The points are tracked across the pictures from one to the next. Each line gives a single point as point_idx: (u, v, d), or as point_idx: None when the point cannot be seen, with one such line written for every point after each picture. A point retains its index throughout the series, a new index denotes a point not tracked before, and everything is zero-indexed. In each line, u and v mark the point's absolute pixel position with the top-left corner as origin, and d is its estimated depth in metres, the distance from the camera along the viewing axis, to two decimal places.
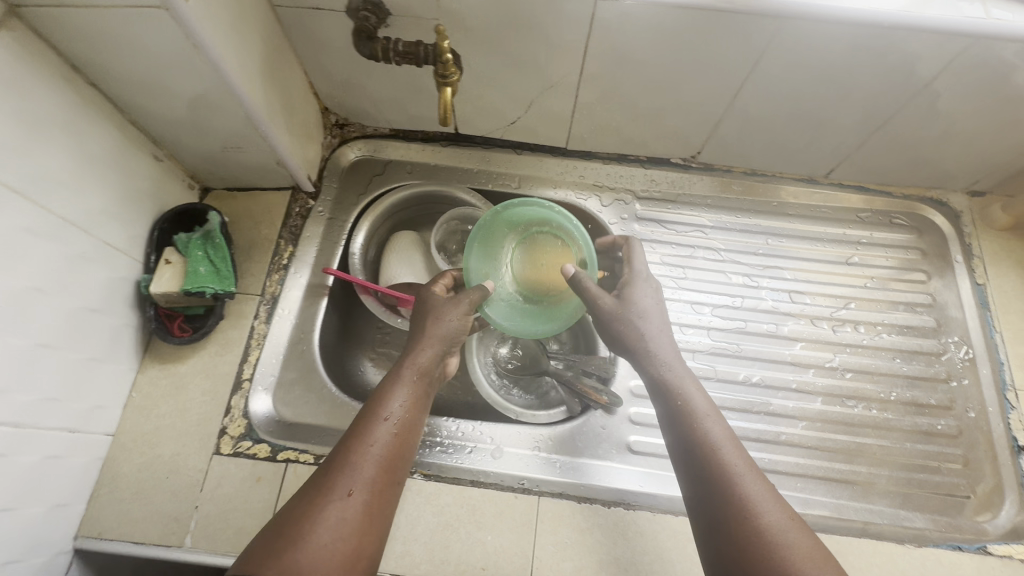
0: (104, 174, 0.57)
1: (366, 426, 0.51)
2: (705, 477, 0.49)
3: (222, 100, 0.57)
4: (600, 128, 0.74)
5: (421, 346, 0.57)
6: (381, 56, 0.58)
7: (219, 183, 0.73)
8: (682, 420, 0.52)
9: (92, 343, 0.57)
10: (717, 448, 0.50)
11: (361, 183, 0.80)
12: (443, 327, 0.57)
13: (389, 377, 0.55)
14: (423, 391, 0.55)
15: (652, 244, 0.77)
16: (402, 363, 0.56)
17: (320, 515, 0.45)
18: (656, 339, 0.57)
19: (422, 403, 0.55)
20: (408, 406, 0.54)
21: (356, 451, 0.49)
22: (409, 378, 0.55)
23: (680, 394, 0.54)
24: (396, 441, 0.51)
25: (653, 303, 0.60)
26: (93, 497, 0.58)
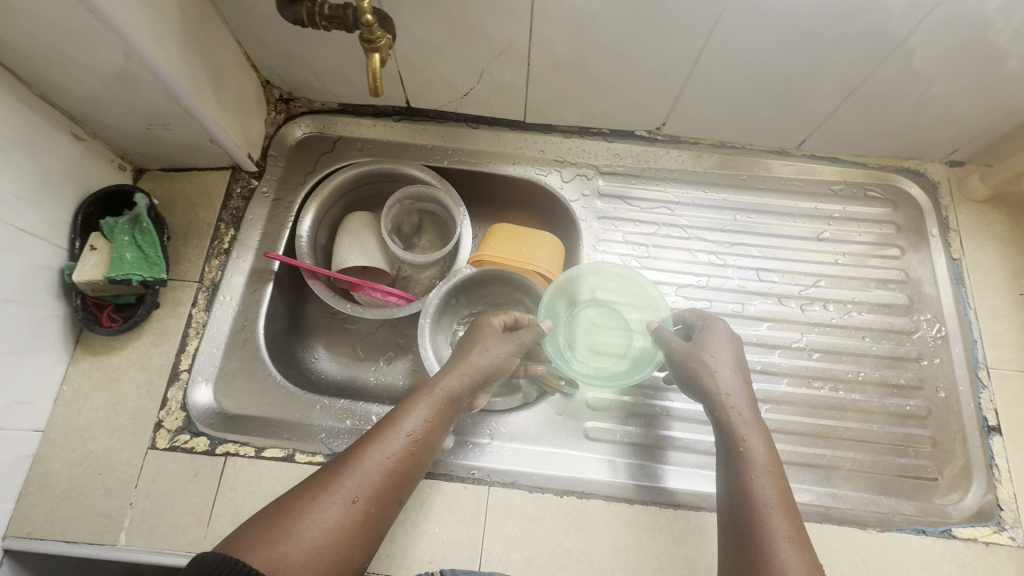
0: (11, 155, 0.53)
1: (389, 433, 0.48)
2: (743, 526, 0.46)
3: (135, 71, 0.53)
4: (557, 99, 0.70)
5: (464, 368, 0.54)
6: (307, 21, 0.53)
7: (154, 163, 0.69)
8: (737, 468, 0.49)
9: (10, 335, 0.54)
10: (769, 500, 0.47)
11: (309, 161, 0.76)
12: (490, 355, 0.55)
13: (424, 388, 0.52)
14: (450, 418, 0.52)
15: (615, 222, 0.73)
16: (439, 376, 0.53)
17: (319, 516, 0.42)
18: (727, 383, 0.53)
19: (445, 427, 0.52)
20: (434, 429, 0.50)
21: (375, 459, 0.46)
22: (442, 397, 0.51)
23: (741, 443, 0.50)
24: (411, 461, 0.48)
25: (730, 347, 0.56)
26: (21, 496, 0.56)
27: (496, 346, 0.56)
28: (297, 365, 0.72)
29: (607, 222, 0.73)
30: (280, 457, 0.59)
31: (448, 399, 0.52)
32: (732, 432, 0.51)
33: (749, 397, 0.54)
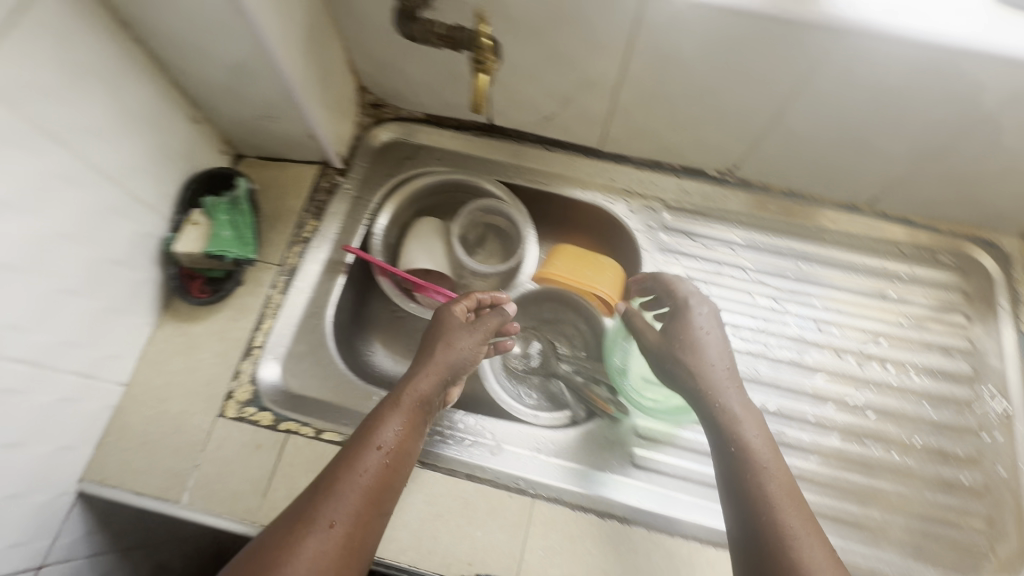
0: (140, 130, 0.58)
1: (359, 451, 0.50)
2: (744, 512, 0.48)
3: (261, 67, 0.58)
4: (636, 132, 0.72)
5: (426, 371, 0.57)
6: (421, 37, 0.57)
7: (252, 151, 0.74)
8: (732, 456, 0.51)
9: (114, 293, 0.59)
10: (769, 489, 0.48)
11: (390, 165, 0.80)
12: (456, 354, 0.58)
13: (389, 401, 0.54)
14: (423, 418, 0.55)
15: (678, 256, 0.74)
16: (404, 388, 0.56)
17: (299, 548, 0.44)
18: (710, 370, 0.55)
19: (419, 433, 0.55)
20: (407, 435, 0.53)
21: (351, 478, 0.48)
22: (410, 405, 0.54)
23: (732, 431, 0.52)
24: (389, 471, 0.50)
25: (711, 328, 0.57)
26: (100, 444, 0.60)
27: (458, 342, 0.59)
28: (355, 355, 0.75)
29: (670, 256, 0.74)
30: (337, 441, 0.61)
31: (413, 405, 0.55)
32: (723, 425, 0.52)
33: (732, 382, 0.55)
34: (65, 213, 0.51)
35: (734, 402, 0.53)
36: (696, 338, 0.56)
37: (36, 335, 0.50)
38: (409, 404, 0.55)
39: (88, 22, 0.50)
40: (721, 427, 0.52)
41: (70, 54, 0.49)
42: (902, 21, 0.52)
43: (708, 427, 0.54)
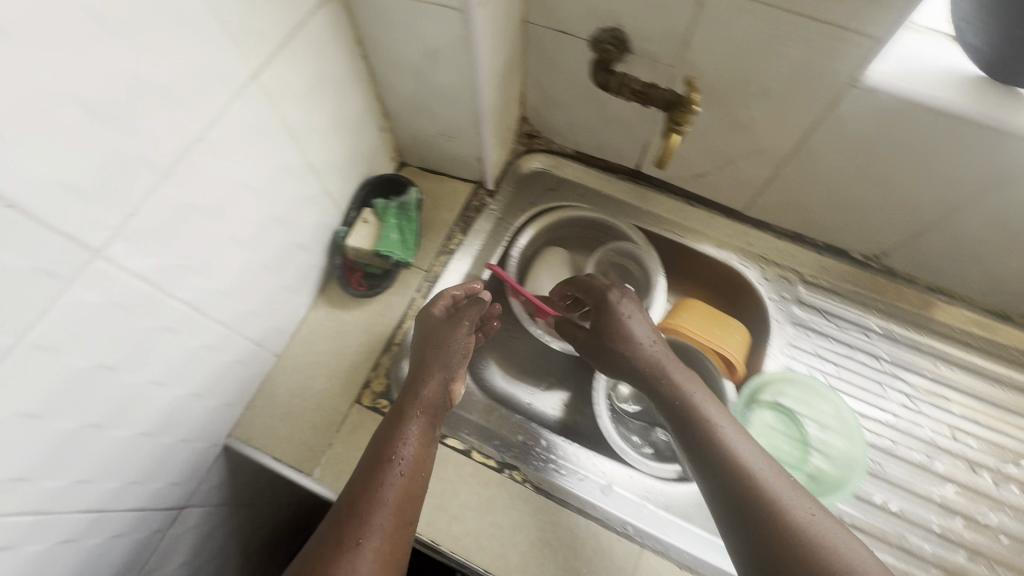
0: (345, 133, 0.64)
1: (379, 467, 0.56)
2: (722, 483, 0.54)
3: (462, 95, 0.62)
4: (789, 203, 0.73)
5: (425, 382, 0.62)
6: (613, 88, 0.61)
7: (417, 161, 0.79)
8: (704, 438, 0.57)
9: (293, 273, 0.65)
10: (739, 462, 0.54)
11: (535, 193, 0.83)
12: (446, 359, 0.64)
13: (396, 415, 0.60)
14: (431, 424, 0.61)
15: (809, 332, 0.73)
16: (412, 401, 0.61)
17: (335, 567, 0.48)
18: (644, 352, 0.64)
19: (430, 439, 0.60)
20: (421, 443, 0.59)
21: (378, 492, 0.54)
22: (421, 418, 0.60)
23: (699, 415, 0.58)
24: (409, 477, 0.56)
25: (637, 322, 0.66)
26: (250, 406, 0.66)
27: (450, 345, 0.64)
28: (473, 368, 0.79)
29: (800, 330, 0.74)
30: (459, 449, 0.65)
31: (424, 416, 0.60)
32: (685, 415, 0.59)
33: (668, 365, 0.63)
34: (281, 199, 0.58)
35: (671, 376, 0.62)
36: (627, 332, 0.65)
37: (236, 302, 0.56)
38: (418, 415, 0.60)
39: (338, 38, 0.56)
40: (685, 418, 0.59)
41: (321, 65, 0.55)
42: None
43: (675, 424, 0.60)
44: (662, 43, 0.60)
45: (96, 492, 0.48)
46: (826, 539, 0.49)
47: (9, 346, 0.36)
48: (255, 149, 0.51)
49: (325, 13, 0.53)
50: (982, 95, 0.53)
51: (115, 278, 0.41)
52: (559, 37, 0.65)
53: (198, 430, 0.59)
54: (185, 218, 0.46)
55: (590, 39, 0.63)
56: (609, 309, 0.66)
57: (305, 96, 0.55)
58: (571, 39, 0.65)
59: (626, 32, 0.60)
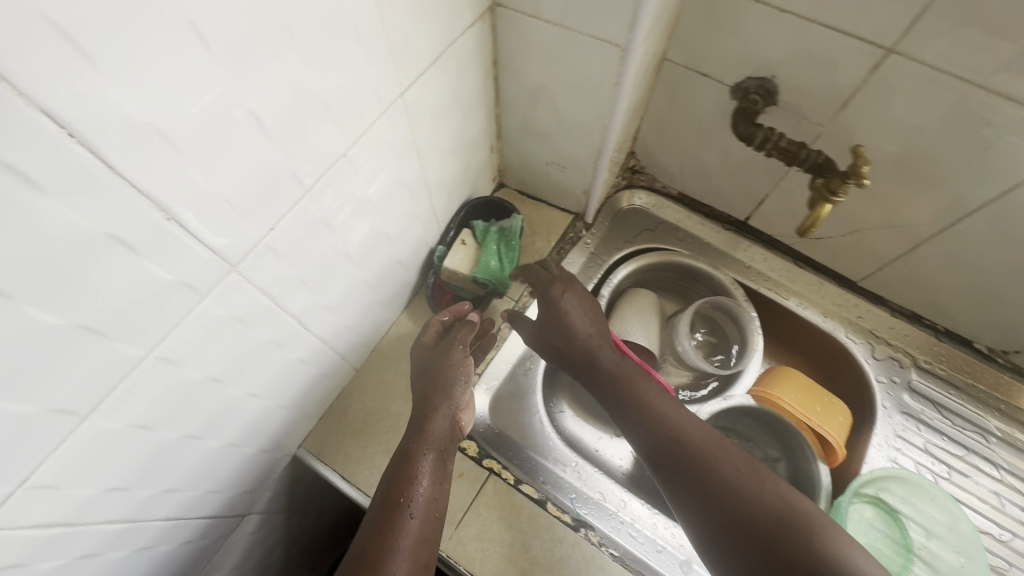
0: (461, 153, 0.62)
1: (387, 513, 0.50)
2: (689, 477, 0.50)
3: (590, 130, 0.59)
4: (916, 282, 0.67)
5: (427, 416, 0.57)
6: (757, 141, 0.56)
7: (517, 185, 0.76)
8: (655, 431, 0.53)
9: (387, 289, 0.62)
10: (705, 459, 0.50)
11: (631, 231, 0.79)
12: (446, 389, 0.58)
13: (401, 456, 0.54)
14: (441, 461, 0.55)
15: (919, 424, 0.67)
16: (418, 439, 0.55)
17: None
18: (576, 331, 0.61)
19: (442, 478, 0.55)
20: (433, 482, 0.53)
21: (388, 542, 0.48)
22: (431, 458, 0.54)
23: (647, 407, 0.55)
24: (423, 522, 0.50)
25: (575, 308, 0.63)
26: (325, 418, 0.64)
27: (450, 374, 0.59)
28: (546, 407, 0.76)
29: (909, 420, 0.68)
30: (533, 497, 0.61)
31: (434, 455, 0.55)
32: (645, 419, 0.55)
33: (620, 360, 0.60)
34: (394, 216, 0.55)
35: (626, 371, 0.59)
36: (563, 313, 0.61)
37: (336, 317, 0.54)
38: (431, 450, 0.55)
39: (478, 58, 0.54)
40: (646, 423, 0.54)
41: (458, 84, 0.53)
42: None
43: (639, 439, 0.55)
44: (816, 101, 0.56)
45: (179, 501, 0.47)
46: (814, 521, 0.45)
47: (140, 358, 0.34)
48: (385, 165, 0.49)
49: (474, 32, 0.50)
50: None
51: (243, 292, 0.39)
52: (698, 78, 0.61)
53: (275, 440, 0.57)
54: (313, 233, 0.44)
55: (734, 86, 0.59)
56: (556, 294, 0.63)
57: (438, 114, 0.52)
58: (711, 82, 0.61)
59: (777, 84, 0.56)
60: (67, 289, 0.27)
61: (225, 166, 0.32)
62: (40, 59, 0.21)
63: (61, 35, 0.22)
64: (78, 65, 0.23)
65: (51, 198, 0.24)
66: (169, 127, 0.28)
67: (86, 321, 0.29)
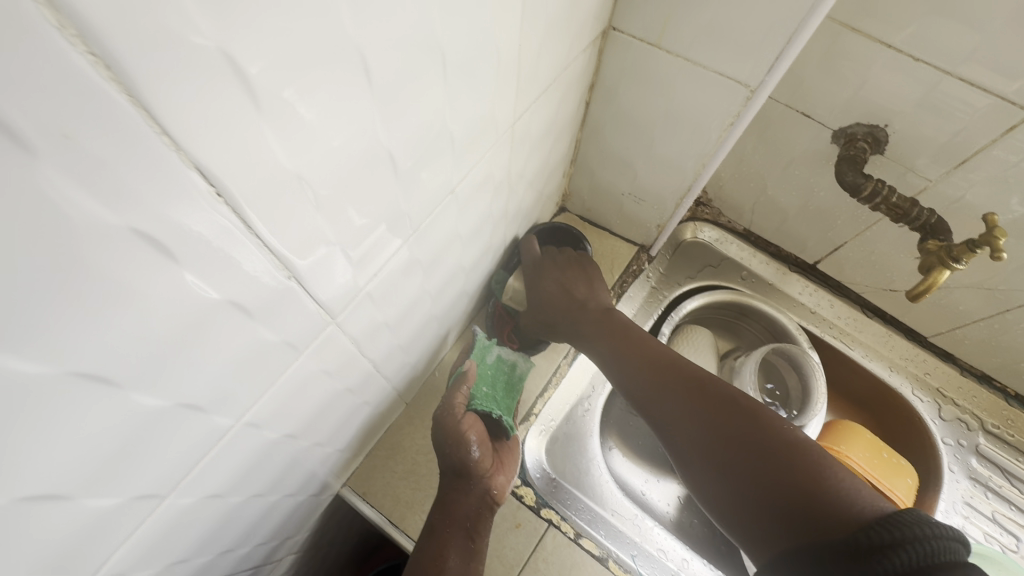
0: (540, 179, 0.57)
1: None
2: (663, 386, 0.50)
3: (683, 167, 0.55)
4: (995, 345, 0.65)
5: (459, 486, 0.51)
6: (864, 195, 0.53)
7: (579, 211, 0.72)
8: (635, 350, 0.54)
9: (449, 320, 0.57)
10: (683, 377, 0.50)
11: (694, 266, 0.76)
12: (464, 456, 0.51)
13: (426, 535, 0.49)
14: (469, 541, 0.49)
15: (987, 492, 0.65)
16: (441, 514, 0.50)
17: None
18: (570, 291, 0.62)
19: (476, 559, 0.48)
20: (464, 558, 0.48)
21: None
22: (456, 537, 0.49)
23: (625, 332, 0.57)
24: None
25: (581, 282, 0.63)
26: (371, 456, 0.59)
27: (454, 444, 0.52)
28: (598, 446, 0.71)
29: (976, 486, 0.65)
30: (595, 554, 0.56)
31: (461, 532, 0.49)
32: (654, 374, 0.51)
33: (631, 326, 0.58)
34: (473, 247, 0.50)
35: (636, 333, 0.57)
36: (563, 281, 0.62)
37: (404, 355, 0.49)
38: (454, 528, 0.49)
39: (579, 83, 0.49)
40: (661, 383, 0.50)
41: (557, 111, 0.48)
42: None
43: (617, 371, 0.55)
44: (929, 155, 0.52)
45: (230, 560, 0.41)
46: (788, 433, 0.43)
47: (228, 428, 0.29)
48: (481, 196, 0.44)
49: (584, 57, 0.46)
50: None
51: (336, 342, 0.34)
52: (796, 119, 0.58)
53: (324, 484, 0.51)
54: (407, 273, 0.39)
55: (838, 130, 0.56)
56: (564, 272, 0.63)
57: (534, 142, 0.48)
58: (811, 123, 0.57)
59: (889, 133, 0.53)
60: (175, 368, 0.22)
61: (353, 215, 0.27)
62: (210, 107, 0.16)
63: (238, 78, 0.17)
64: (245, 113, 0.18)
65: (185, 268, 0.19)
66: (316, 177, 0.23)
67: (187, 399, 0.24)
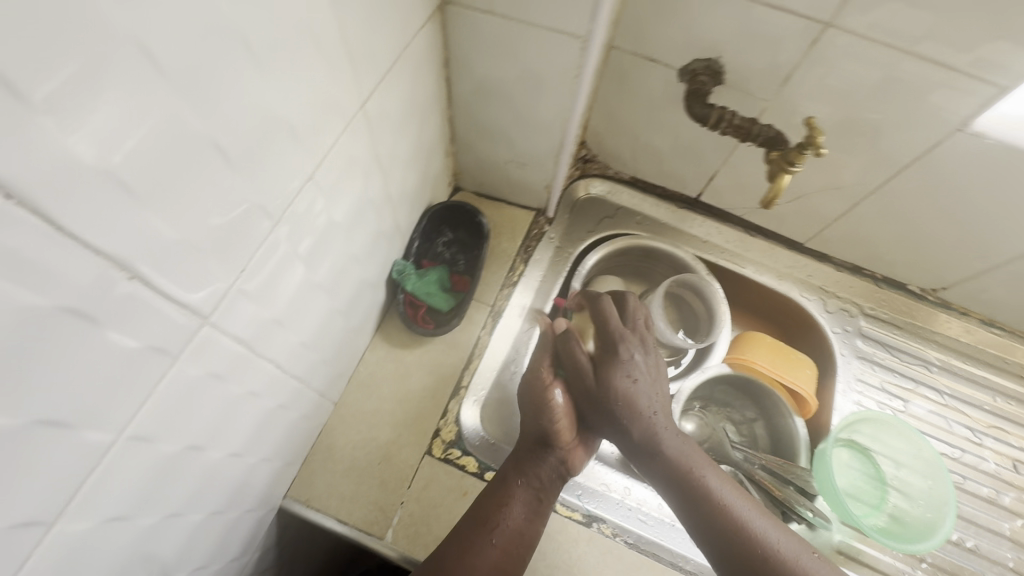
0: (419, 160, 0.58)
1: (475, 530, 0.52)
2: (698, 503, 0.53)
3: (550, 125, 0.58)
4: (856, 238, 0.73)
5: (537, 450, 0.57)
6: (712, 123, 0.59)
7: (473, 186, 0.74)
8: (676, 468, 0.54)
9: (358, 313, 0.58)
10: (711, 505, 0.52)
11: (592, 220, 0.80)
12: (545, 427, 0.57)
13: (498, 479, 0.56)
14: (535, 497, 0.55)
15: (873, 366, 0.74)
16: (516, 468, 0.56)
17: (472, 559, 0.51)
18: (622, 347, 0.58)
19: (535, 515, 0.55)
20: (524, 515, 0.54)
21: (466, 556, 0.51)
22: (524, 490, 0.55)
23: (656, 442, 0.56)
24: (503, 551, 0.52)
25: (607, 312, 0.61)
26: (307, 461, 0.58)
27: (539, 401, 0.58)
28: None
29: (864, 364, 0.74)
30: None
31: (530, 487, 0.55)
32: (685, 482, 0.54)
33: (660, 433, 0.56)
34: (360, 236, 0.51)
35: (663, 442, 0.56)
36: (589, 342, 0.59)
37: (311, 352, 0.50)
38: (522, 482, 0.56)
39: (430, 59, 0.51)
40: (698, 500, 0.53)
41: (413, 89, 0.50)
42: None
43: (646, 467, 0.56)
44: (760, 76, 0.58)
45: None
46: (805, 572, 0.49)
47: (109, 444, 0.29)
48: (350, 181, 0.45)
49: (426, 33, 0.47)
50: None
51: (217, 345, 0.34)
52: (645, 64, 0.62)
53: (261, 498, 0.51)
54: (283, 266, 0.39)
55: (681, 69, 0.61)
56: (601, 316, 0.61)
57: (396, 123, 0.49)
58: (657, 66, 0.62)
59: (723, 64, 0.58)
60: (11, 385, 0.22)
61: (191, 207, 0.28)
62: None
63: None
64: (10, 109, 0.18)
65: None
66: (129, 173, 0.23)
67: (43, 415, 0.24)
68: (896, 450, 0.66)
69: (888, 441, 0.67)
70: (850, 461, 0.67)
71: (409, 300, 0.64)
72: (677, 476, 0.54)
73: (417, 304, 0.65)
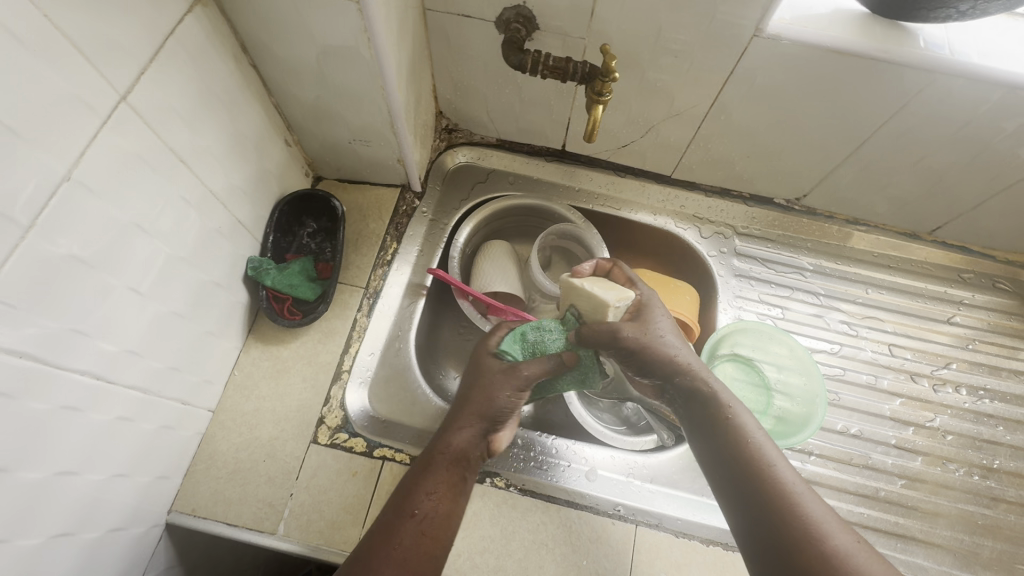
0: (246, 152, 0.58)
1: (396, 520, 0.47)
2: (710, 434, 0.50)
3: (371, 96, 0.58)
4: (713, 161, 0.75)
5: (465, 434, 0.52)
6: (529, 68, 0.61)
7: (333, 173, 0.74)
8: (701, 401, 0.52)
9: (212, 316, 0.57)
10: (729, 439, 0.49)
11: (464, 188, 0.80)
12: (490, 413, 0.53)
13: (419, 465, 0.51)
14: (461, 480, 0.51)
15: (751, 281, 0.77)
16: (440, 450, 0.51)
17: (394, 548, 0.45)
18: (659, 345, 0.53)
19: (461, 495, 0.50)
20: (449, 496, 0.49)
21: (391, 550, 0.45)
22: (450, 472, 0.50)
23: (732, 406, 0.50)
24: (432, 535, 0.47)
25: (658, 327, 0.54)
26: (189, 472, 0.58)
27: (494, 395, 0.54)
28: (432, 379, 0.74)
29: (743, 281, 0.77)
30: None
31: (454, 471, 0.50)
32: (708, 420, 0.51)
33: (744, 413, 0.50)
34: (184, 237, 0.51)
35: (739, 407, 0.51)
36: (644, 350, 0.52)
37: (150, 360, 0.49)
38: (446, 462, 0.51)
39: (217, 46, 0.50)
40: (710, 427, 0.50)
41: (202, 79, 0.49)
42: (1002, 64, 0.54)
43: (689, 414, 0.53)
44: (568, 18, 0.59)
45: None
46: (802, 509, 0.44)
47: None
48: (140, 180, 0.44)
49: (197, 19, 0.47)
50: (876, 31, 0.55)
51: None
52: (462, 22, 0.62)
53: (131, 516, 0.51)
54: (63, 274, 0.39)
55: (496, 20, 0.61)
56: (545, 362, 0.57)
57: (190, 116, 0.48)
58: (473, 22, 0.62)
59: (530, 8, 0.59)
60: None
61: None
62: None
63: None
64: None
65: None
66: None
67: None
68: (774, 355, 0.69)
69: (767, 347, 0.70)
70: (731, 371, 0.69)
71: (274, 295, 0.64)
72: (704, 416, 0.51)
73: (283, 296, 0.65)
